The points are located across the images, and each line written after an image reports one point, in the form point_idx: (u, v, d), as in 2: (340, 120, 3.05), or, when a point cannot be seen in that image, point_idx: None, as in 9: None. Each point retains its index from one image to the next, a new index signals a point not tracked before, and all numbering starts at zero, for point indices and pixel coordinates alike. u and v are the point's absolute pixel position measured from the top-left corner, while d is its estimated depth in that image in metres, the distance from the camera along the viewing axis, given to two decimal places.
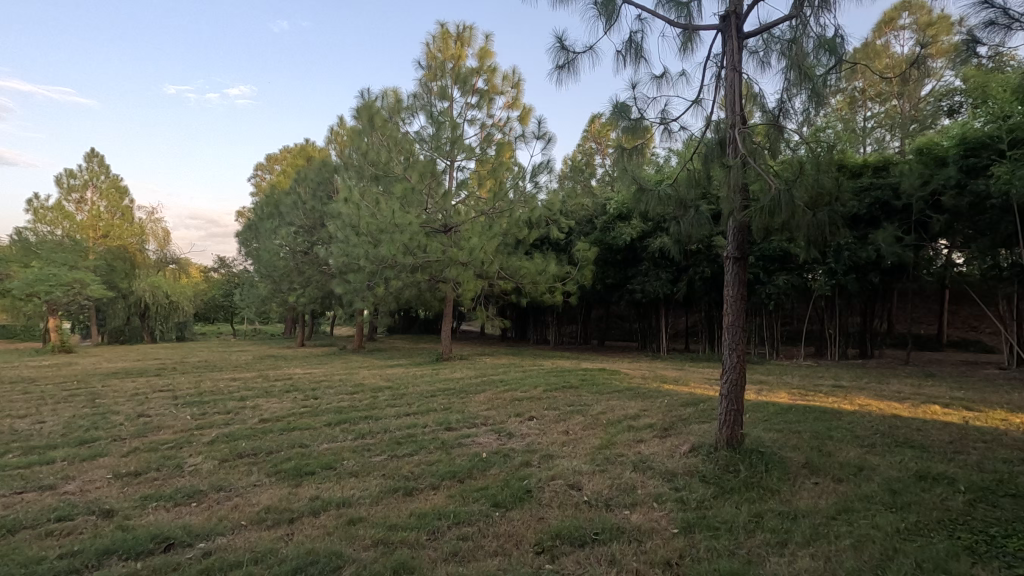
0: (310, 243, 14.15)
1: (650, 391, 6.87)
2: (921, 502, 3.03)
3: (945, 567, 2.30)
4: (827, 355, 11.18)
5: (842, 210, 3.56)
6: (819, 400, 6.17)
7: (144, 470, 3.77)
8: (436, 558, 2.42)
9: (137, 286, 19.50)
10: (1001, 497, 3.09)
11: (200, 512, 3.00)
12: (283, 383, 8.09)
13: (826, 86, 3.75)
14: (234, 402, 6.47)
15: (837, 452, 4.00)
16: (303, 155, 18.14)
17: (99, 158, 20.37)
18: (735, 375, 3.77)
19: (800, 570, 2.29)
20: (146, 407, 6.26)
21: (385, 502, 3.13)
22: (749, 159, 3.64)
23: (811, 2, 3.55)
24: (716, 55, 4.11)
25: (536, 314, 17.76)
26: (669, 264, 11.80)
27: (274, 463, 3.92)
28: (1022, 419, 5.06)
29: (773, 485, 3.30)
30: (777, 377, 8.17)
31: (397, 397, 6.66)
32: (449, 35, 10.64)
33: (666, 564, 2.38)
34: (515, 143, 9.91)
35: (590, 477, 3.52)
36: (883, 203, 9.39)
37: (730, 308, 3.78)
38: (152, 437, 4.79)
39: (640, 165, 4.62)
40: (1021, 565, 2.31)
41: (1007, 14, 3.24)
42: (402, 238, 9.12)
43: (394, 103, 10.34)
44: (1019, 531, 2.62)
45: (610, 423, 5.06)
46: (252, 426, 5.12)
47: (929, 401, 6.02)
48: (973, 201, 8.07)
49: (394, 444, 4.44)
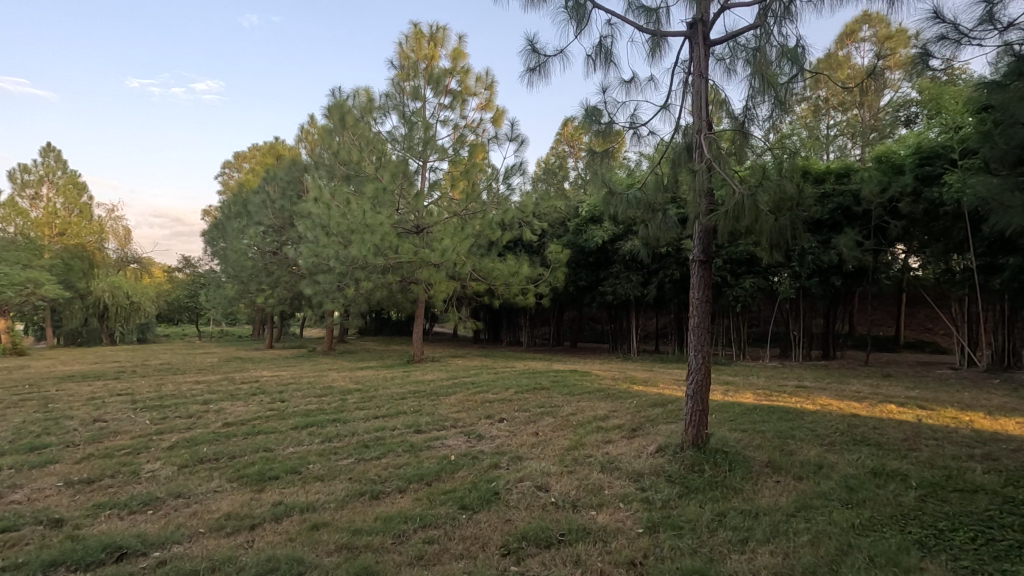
0: (279, 244, 13.89)
1: (620, 392, 6.96)
2: (875, 498, 3.13)
3: (896, 560, 2.38)
4: (792, 356, 11.46)
5: (805, 215, 3.65)
6: (782, 400, 6.33)
7: (98, 478, 3.64)
8: (401, 563, 2.40)
9: (96, 286, 18.88)
10: (950, 492, 3.21)
11: (156, 520, 2.91)
12: (249, 386, 7.89)
13: (790, 94, 3.85)
14: (197, 406, 6.28)
15: (798, 451, 4.09)
16: (273, 154, 17.72)
17: (56, 153, 19.68)
18: (701, 377, 3.84)
19: (760, 567, 2.34)
20: (103, 412, 6.03)
21: (351, 506, 3.09)
22: (715, 164, 3.69)
23: (775, 12, 3.67)
24: (683, 61, 4.18)
25: (509, 316, 17.81)
26: (639, 267, 11.98)
27: (236, 468, 3.81)
28: (971, 417, 5.27)
29: (735, 484, 3.37)
30: (743, 378, 8.38)
31: (366, 400, 6.59)
32: (422, 35, 10.57)
33: (630, 564, 2.41)
34: (488, 144, 9.95)
35: (559, 478, 3.54)
36: (845, 209, 9.66)
37: (696, 310, 3.84)
38: (109, 443, 4.61)
39: (612, 169, 4.66)
40: (967, 558, 2.41)
41: (957, 29, 3.39)
42: (373, 238, 9.00)
43: (366, 103, 10.27)
44: (966, 525, 2.73)
45: (580, 425, 5.10)
46: (215, 430, 4.98)
47: (886, 401, 6.24)
48: (928, 208, 8.42)
49: (362, 447, 4.38)
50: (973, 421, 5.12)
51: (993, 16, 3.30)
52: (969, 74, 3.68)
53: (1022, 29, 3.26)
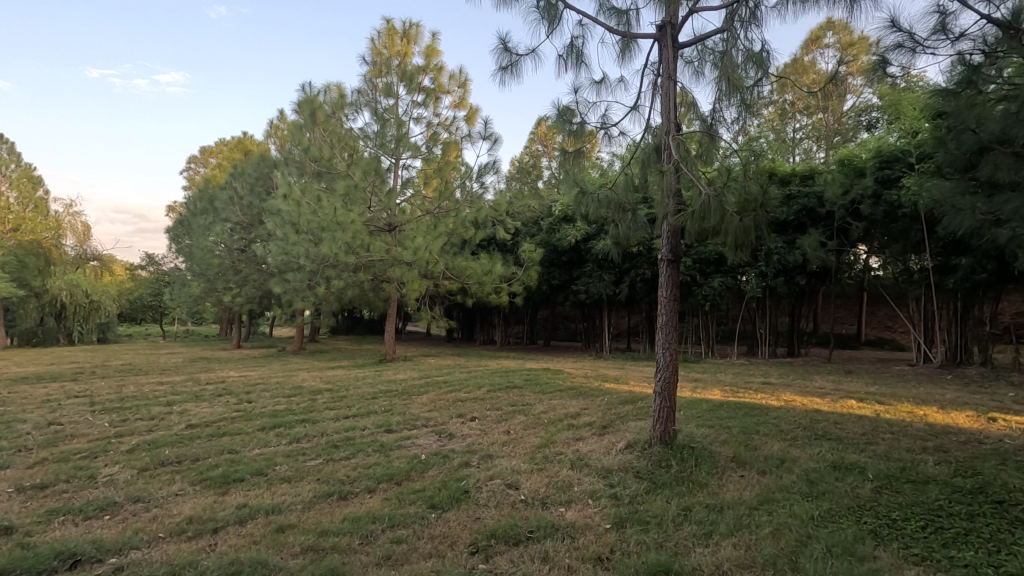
0: (247, 241, 13.61)
1: (591, 390, 7.01)
2: (835, 490, 3.23)
3: (851, 550, 2.47)
4: (759, 354, 11.71)
5: (769, 216, 3.74)
6: (748, 396, 6.49)
7: (51, 483, 3.51)
8: (368, 563, 2.38)
9: (53, 284, 18.19)
10: (903, 483, 3.34)
11: (114, 526, 2.81)
12: (214, 387, 7.68)
13: (756, 98, 3.95)
14: (159, 407, 6.11)
15: (762, 446, 4.20)
16: (240, 149, 17.29)
17: (9, 145, 18.85)
18: (668, 374, 3.90)
19: (722, 559, 2.40)
20: (59, 414, 5.81)
21: (318, 508, 3.05)
22: (683, 166, 3.74)
23: (740, 16, 3.73)
24: (653, 63, 4.24)
25: (483, 315, 17.81)
26: (611, 266, 12.09)
27: (199, 471, 3.72)
28: (926, 412, 5.49)
29: (701, 479, 3.44)
30: (711, 375, 8.55)
31: (336, 399, 6.52)
32: (395, 31, 10.44)
33: (597, 559, 2.43)
34: (461, 142, 9.91)
35: (528, 476, 3.55)
36: (809, 211, 9.93)
37: (663, 309, 3.91)
38: (64, 446, 4.45)
39: (584, 169, 4.71)
40: (916, 545, 2.51)
41: (913, 38, 3.52)
42: (345, 237, 8.89)
43: (337, 98, 10.09)
44: (917, 514, 2.85)
45: (551, 423, 5.12)
46: (178, 433, 4.84)
47: (847, 396, 6.45)
48: (887, 210, 8.73)
49: (331, 448, 4.32)
50: (926, 415, 5.34)
51: (945, 26, 3.44)
52: (925, 80, 3.82)
53: (973, 39, 3.40)
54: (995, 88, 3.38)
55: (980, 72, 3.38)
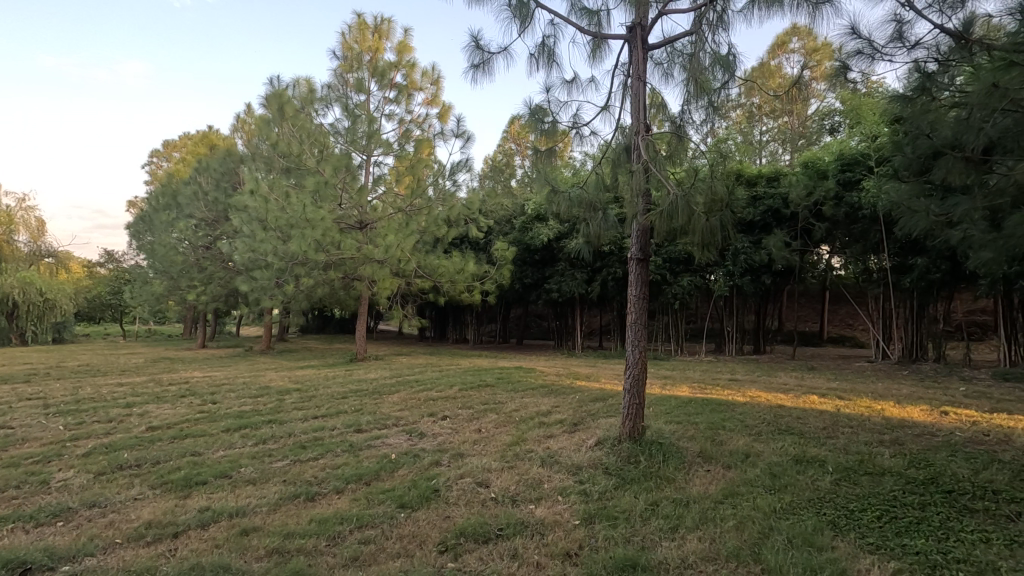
0: (212, 238, 13.31)
1: (563, 388, 7.06)
2: (796, 483, 3.32)
3: (811, 540, 2.54)
4: (726, 351, 11.96)
5: (735, 217, 3.81)
6: (716, 393, 6.62)
7: (0, 489, 3.36)
8: (335, 565, 2.34)
9: (4, 282, 17.47)
10: (861, 475, 3.46)
11: (67, 532, 2.71)
12: (177, 388, 7.46)
13: (722, 99, 4.03)
14: (118, 409, 5.92)
15: (728, 441, 4.29)
16: (205, 143, 16.83)
17: None
18: (637, 372, 3.95)
19: (688, 552, 2.44)
20: (9, 417, 5.57)
21: (285, 510, 2.99)
22: (652, 166, 3.80)
23: (708, 19, 3.78)
24: (623, 64, 4.29)
25: (456, 313, 17.77)
26: (583, 265, 12.17)
27: (159, 474, 3.61)
28: (884, 406, 5.69)
29: (669, 474, 3.49)
30: (681, 372, 8.70)
31: (305, 399, 6.42)
32: (366, 26, 10.31)
33: (565, 555, 2.45)
34: (434, 139, 9.82)
35: (499, 474, 3.55)
36: (775, 211, 10.19)
37: (633, 307, 3.95)
38: (14, 451, 4.26)
39: (556, 168, 4.74)
40: (872, 535, 2.60)
41: (872, 45, 3.63)
42: (314, 234, 8.71)
43: (306, 93, 9.84)
44: (873, 505, 2.95)
45: (522, 421, 5.14)
46: (138, 435, 4.69)
47: (809, 392, 6.63)
48: (848, 211, 9.03)
49: (298, 448, 4.25)
50: (884, 410, 5.53)
51: (902, 34, 3.56)
52: (883, 86, 3.96)
53: (927, 48, 3.54)
54: (949, 95, 3.51)
55: (934, 79, 3.52)
